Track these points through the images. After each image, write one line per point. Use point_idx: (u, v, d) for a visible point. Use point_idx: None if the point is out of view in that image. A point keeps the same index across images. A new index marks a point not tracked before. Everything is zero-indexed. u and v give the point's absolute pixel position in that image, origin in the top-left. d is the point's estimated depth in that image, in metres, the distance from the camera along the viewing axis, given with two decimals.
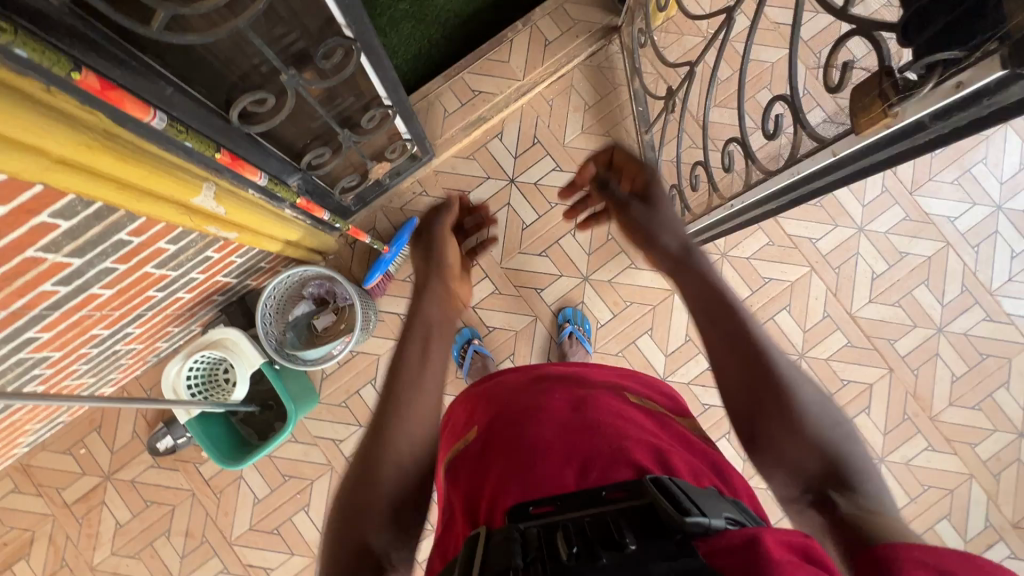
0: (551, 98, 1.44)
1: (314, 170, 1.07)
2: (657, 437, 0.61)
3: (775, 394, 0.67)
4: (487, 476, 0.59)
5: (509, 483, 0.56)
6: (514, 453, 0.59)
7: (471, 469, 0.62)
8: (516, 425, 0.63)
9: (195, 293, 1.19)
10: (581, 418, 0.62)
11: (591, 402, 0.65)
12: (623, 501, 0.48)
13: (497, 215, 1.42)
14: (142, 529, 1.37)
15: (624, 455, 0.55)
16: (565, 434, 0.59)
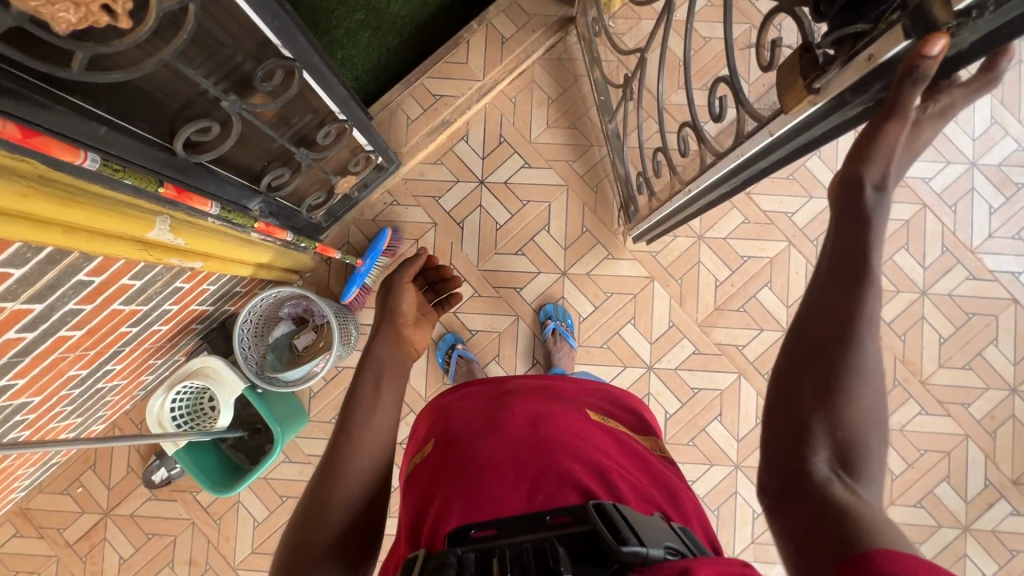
0: (514, 95, 1.44)
1: (275, 191, 1.06)
2: (612, 456, 0.63)
3: (843, 382, 0.49)
4: (435, 495, 0.60)
5: (453, 505, 0.56)
6: (463, 473, 0.60)
7: (422, 487, 0.63)
8: (469, 443, 0.64)
9: (172, 324, 1.19)
10: (535, 437, 0.63)
11: (547, 419, 0.66)
12: (566, 528, 0.50)
13: (470, 218, 1.42)
14: (145, 562, 1.38)
15: (574, 479, 0.57)
16: (516, 454, 0.60)
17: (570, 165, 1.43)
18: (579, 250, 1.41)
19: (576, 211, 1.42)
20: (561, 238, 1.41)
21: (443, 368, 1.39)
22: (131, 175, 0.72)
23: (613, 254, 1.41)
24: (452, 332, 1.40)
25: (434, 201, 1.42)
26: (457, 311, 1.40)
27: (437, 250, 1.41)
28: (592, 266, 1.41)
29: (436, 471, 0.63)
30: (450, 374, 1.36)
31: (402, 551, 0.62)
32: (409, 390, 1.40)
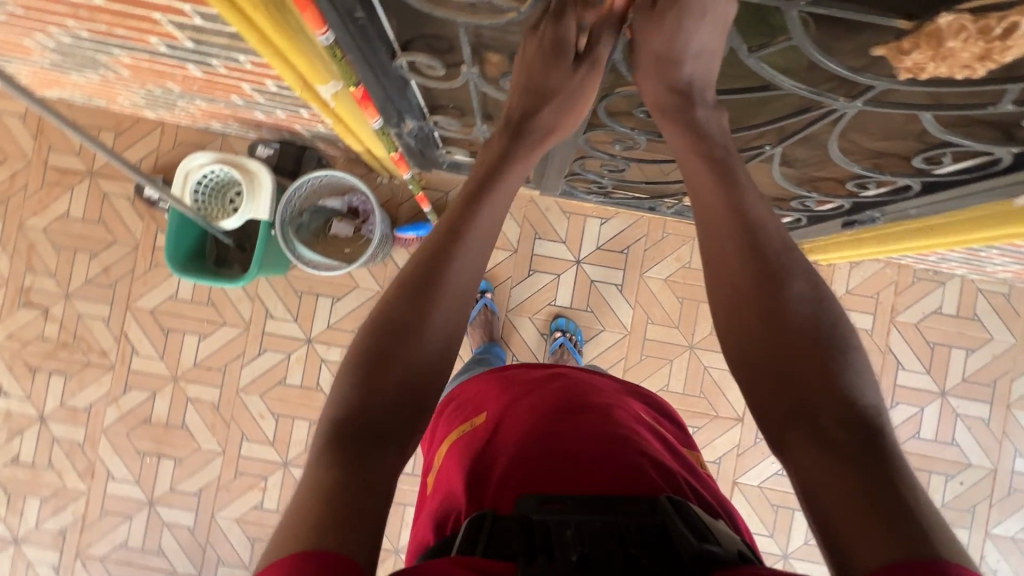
0: (669, 232, 1.40)
1: (436, 127, 1.06)
2: (645, 448, 0.73)
3: (770, 314, 0.51)
4: (496, 462, 0.72)
5: (506, 480, 0.69)
6: (512, 450, 0.72)
7: (478, 450, 0.76)
8: (516, 425, 0.76)
9: (270, 119, 1.19)
10: (590, 427, 0.74)
11: (582, 410, 0.78)
12: (643, 516, 0.58)
13: (542, 275, 1.41)
14: (78, 233, 1.41)
15: (618, 464, 0.69)
16: (558, 439, 0.72)
17: (647, 322, 1.40)
18: None
19: (612, 356, 1.40)
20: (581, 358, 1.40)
21: None
22: (342, 61, 0.75)
23: None
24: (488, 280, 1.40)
25: (532, 234, 1.41)
26: (508, 308, 1.41)
27: (496, 269, 1.41)
28: None
29: (491, 440, 0.76)
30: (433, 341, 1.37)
31: (456, 499, 0.72)
32: None
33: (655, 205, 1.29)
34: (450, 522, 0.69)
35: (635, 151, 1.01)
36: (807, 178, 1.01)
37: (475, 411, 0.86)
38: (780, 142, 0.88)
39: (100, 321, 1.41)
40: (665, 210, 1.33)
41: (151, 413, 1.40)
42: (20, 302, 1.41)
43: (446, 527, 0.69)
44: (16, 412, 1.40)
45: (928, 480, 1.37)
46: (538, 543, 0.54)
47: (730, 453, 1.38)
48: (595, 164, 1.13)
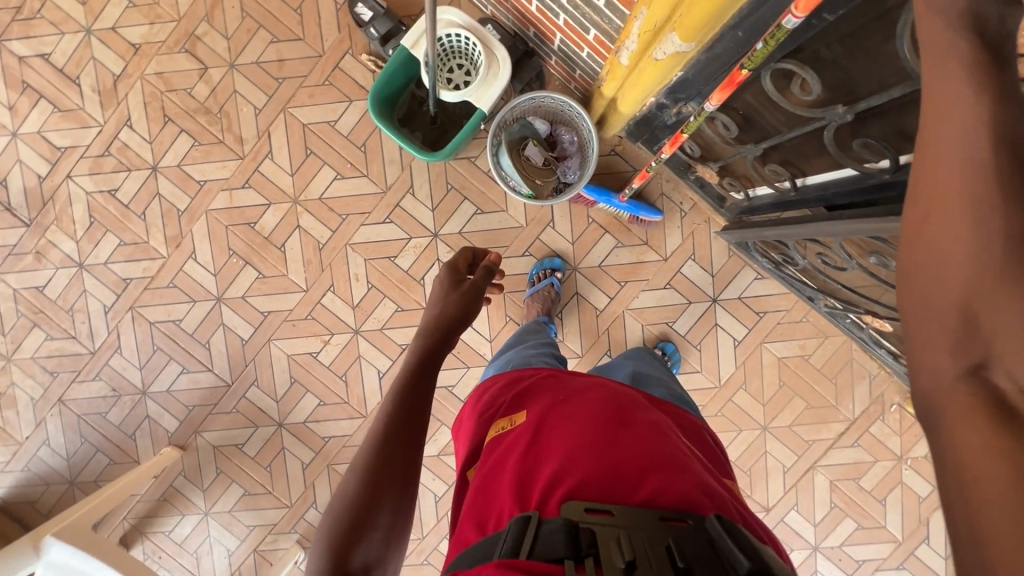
0: (808, 319, 1.38)
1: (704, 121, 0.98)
2: (690, 463, 0.66)
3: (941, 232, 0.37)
4: (540, 463, 0.65)
5: (546, 478, 0.63)
6: (558, 449, 0.66)
7: (518, 446, 0.69)
8: (565, 425, 0.70)
9: (535, 14, 1.10)
10: (632, 436, 0.67)
11: (628, 420, 0.70)
12: (689, 534, 0.54)
13: (675, 293, 1.38)
14: (271, 11, 1.31)
15: (656, 474, 0.62)
16: (604, 442, 0.66)
17: (740, 387, 1.40)
18: None
19: (693, 399, 1.41)
20: None
21: (529, 278, 1.36)
22: (769, 47, 0.63)
23: None
24: (561, 260, 1.37)
25: (688, 251, 1.36)
26: (628, 307, 1.38)
27: (637, 266, 1.37)
28: None
29: (533, 435, 0.70)
30: (530, 287, 1.33)
31: (497, 494, 0.65)
32: None
33: (816, 297, 1.25)
34: (493, 522, 0.62)
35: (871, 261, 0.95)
36: None
37: (513, 407, 0.80)
38: None
39: (250, 108, 1.34)
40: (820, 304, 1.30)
41: (257, 220, 1.36)
42: (183, 47, 1.33)
43: (487, 528, 0.62)
44: (133, 150, 1.35)
45: None
46: (586, 546, 0.51)
47: None
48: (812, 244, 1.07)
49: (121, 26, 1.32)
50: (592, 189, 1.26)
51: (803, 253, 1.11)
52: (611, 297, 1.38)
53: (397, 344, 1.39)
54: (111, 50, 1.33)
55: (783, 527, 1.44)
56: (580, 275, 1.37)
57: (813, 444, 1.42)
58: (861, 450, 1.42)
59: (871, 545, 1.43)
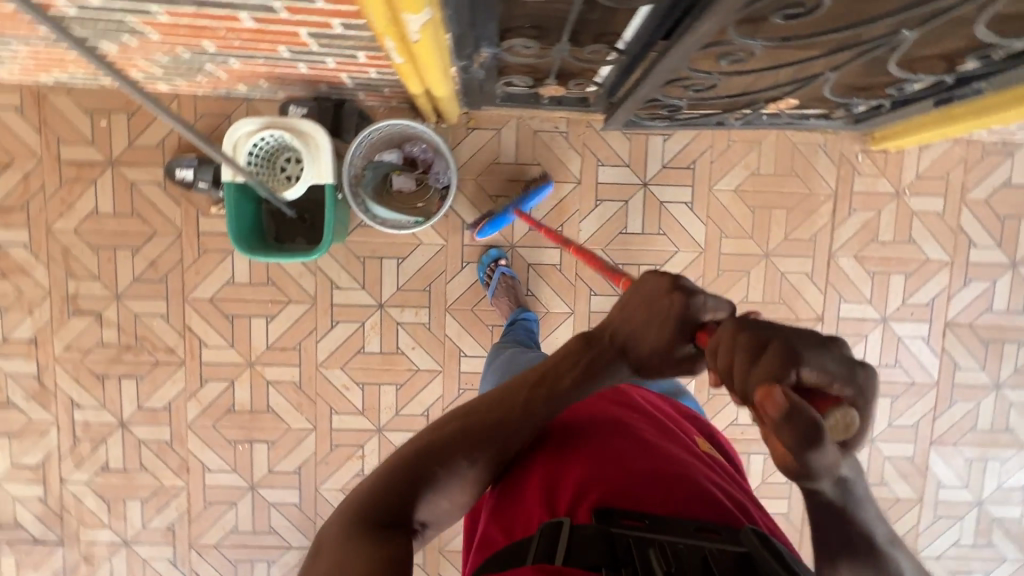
0: (734, 140, 1.35)
1: (507, 53, 0.97)
2: (717, 474, 0.71)
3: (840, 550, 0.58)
4: (566, 464, 0.67)
5: (574, 487, 0.64)
6: (584, 456, 0.68)
7: (542, 444, 0.71)
8: (593, 425, 0.72)
9: (311, 72, 1.08)
10: (662, 447, 0.71)
11: (657, 432, 0.74)
12: (723, 544, 0.58)
13: (609, 203, 1.36)
14: (114, 231, 1.32)
15: (689, 483, 0.66)
16: (630, 450, 0.68)
17: (722, 237, 1.38)
18: None
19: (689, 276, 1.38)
20: None
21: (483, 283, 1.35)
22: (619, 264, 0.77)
23: None
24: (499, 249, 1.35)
25: (593, 161, 1.34)
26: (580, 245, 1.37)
27: (561, 204, 1.35)
28: None
29: (560, 435, 0.71)
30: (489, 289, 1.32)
31: (519, 491, 0.66)
32: (441, 291, 1.36)
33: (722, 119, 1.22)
34: (518, 526, 0.63)
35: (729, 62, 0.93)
36: (915, 65, 0.94)
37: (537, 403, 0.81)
38: (920, 26, 0.75)
39: (159, 319, 1.34)
40: (732, 122, 1.27)
41: (232, 402, 1.37)
42: (69, 312, 1.34)
43: (510, 531, 0.63)
44: (94, 422, 1.37)
45: (1000, 350, 1.43)
46: (621, 557, 0.55)
47: None
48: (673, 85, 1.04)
49: (9, 333, 1.34)
50: (490, 219, 1.27)
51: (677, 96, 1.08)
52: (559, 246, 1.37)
53: (420, 415, 1.39)
54: (16, 358, 1.34)
55: (845, 322, 1.41)
56: (521, 248, 1.35)
57: (818, 236, 1.39)
58: (861, 212, 1.39)
59: (928, 283, 1.40)
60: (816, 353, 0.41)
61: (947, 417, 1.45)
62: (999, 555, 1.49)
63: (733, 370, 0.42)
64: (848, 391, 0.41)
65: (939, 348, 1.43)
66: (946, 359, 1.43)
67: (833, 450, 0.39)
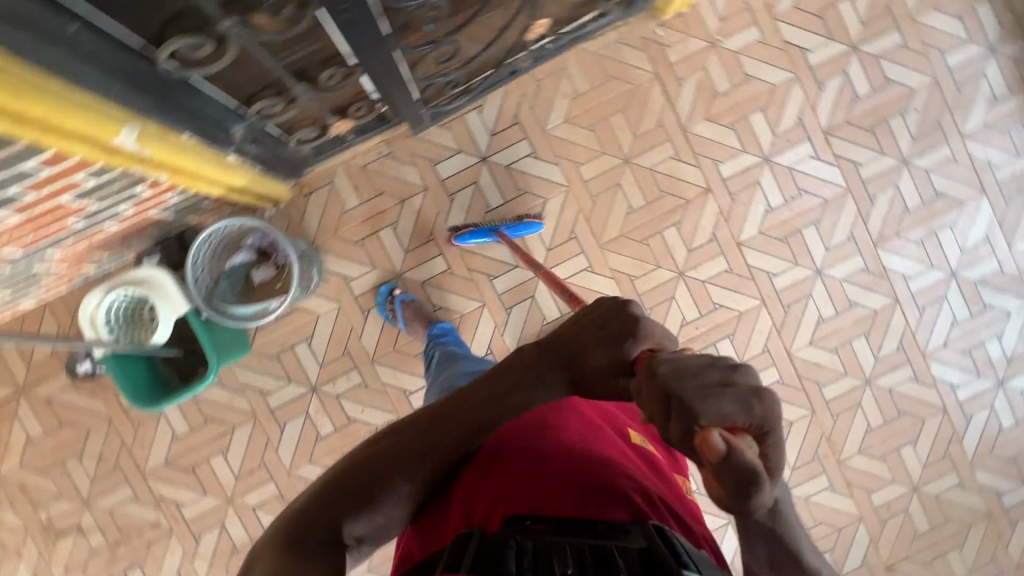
0: (541, 78, 1.37)
1: (263, 119, 1.00)
2: (641, 474, 0.70)
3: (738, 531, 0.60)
4: (488, 476, 0.68)
5: (490, 501, 0.65)
6: (507, 466, 0.68)
7: (468, 459, 0.72)
8: (521, 434, 0.73)
9: (125, 225, 1.12)
10: (587, 449, 0.71)
11: (586, 433, 0.74)
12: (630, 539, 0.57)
13: (462, 192, 1.37)
14: (54, 447, 1.36)
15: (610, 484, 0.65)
16: (552, 458, 0.69)
17: (578, 167, 1.38)
18: (561, 254, 1.39)
19: (569, 217, 1.39)
20: (547, 237, 1.39)
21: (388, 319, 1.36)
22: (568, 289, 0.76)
23: (593, 268, 1.40)
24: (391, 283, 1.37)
25: (429, 165, 1.37)
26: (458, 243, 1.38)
27: (421, 216, 1.37)
28: (569, 273, 1.40)
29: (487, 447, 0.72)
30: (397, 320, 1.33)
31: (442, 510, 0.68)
32: (359, 347, 1.38)
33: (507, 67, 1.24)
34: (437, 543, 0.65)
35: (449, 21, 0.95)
36: None
37: None
38: None
39: (131, 503, 1.38)
40: (523, 64, 1.29)
41: (232, 542, 1.39)
42: (53, 538, 1.37)
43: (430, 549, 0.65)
44: None
45: (888, 129, 1.41)
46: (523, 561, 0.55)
47: (718, 223, 1.40)
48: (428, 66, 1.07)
49: None
50: (472, 228, 1.32)
51: (442, 72, 1.11)
52: (440, 253, 1.38)
53: None
54: None
55: (732, 181, 1.40)
56: (407, 273, 1.37)
57: (663, 120, 1.39)
58: (690, 77, 1.38)
59: (787, 106, 1.39)
60: (711, 402, 0.47)
61: (876, 214, 1.42)
62: (1001, 312, 1.44)
63: (656, 419, 0.49)
64: (753, 422, 0.48)
65: (832, 157, 1.41)
66: (844, 163, 1.41)
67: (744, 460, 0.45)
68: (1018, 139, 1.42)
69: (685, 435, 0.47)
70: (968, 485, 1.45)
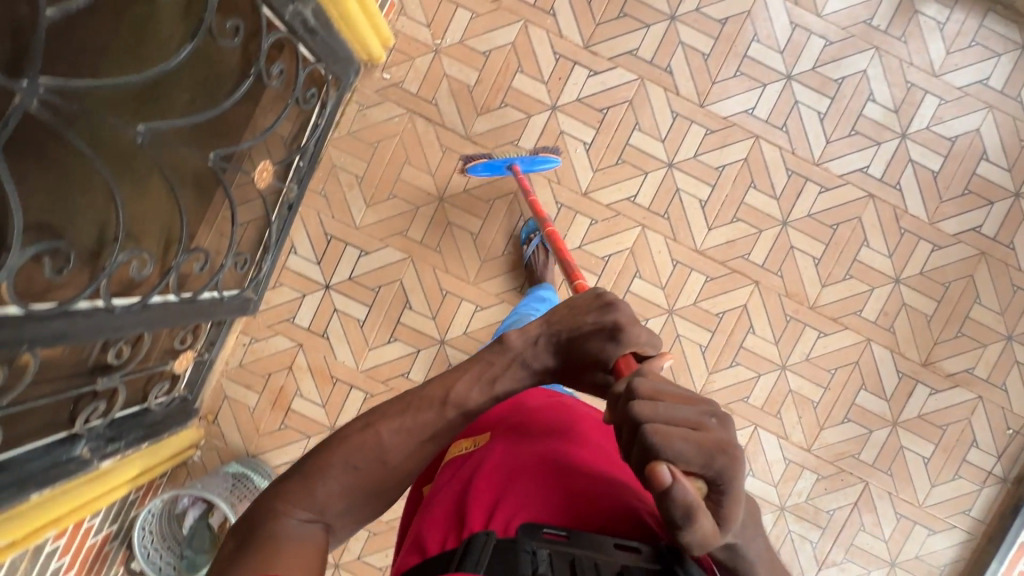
0: (322, 188, 1.37)
1: (100, 420, 1.03)
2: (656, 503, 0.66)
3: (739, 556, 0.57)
4: (508, 487, 0.62)
5: (510, 506, 0.60)
6: (531, 477, 0.63)
7: (487, 460, 0.67)
8: (546, 443, 0.68)
9: (76, 566, 1.15)
10: (615, 467, 0.66)
11: (608, 448, 0.70)
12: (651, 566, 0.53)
13: (330, 326, 1.38)
14: None
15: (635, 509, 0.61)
16: (580, 469, 0.64)
17: (407, 234, 1.37)
18: (447, 314, 1.38)
19: (430, 279, 1.37)
20: (425, 308, 1.38)
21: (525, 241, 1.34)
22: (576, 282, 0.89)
23: (481, 305, 1.38)
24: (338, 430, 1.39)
25: (290, 324, 1.38)
26: (359, 367, 1.39)
27: (314, 369, 1.39)
28: (465, 324, 1.38)
29: (508, 454, 0.67)
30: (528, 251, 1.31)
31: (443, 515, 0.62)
32: None
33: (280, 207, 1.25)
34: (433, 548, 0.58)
35: (171, 245, 0.96)
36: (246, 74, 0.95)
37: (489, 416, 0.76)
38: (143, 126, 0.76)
39: None
40: (294, 194, 1.29)
41: None
42: None
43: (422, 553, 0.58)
44: None
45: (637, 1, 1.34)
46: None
47: (555, 190, 1.36)
48: (200, 275, 1.08)
49: None
50: (484, 159, 1.25)
51: (220, 265, 1.12)
52: (350, 386, 1.39)
53: None
54: None
55: (541, 147, 1.35)
56: (337, 423, 1.37)
57: (445, 143, 1.36)
58: (440, 92, 1.35)
59: (536, 51, 1.34)
60: (672, 440, 0.48)
61: (682, 78, 1.35)
62: (858, 75, 1.34)
63: (622, 432, 0.51)
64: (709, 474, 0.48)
65: (608, 62, 1.35)
66: (622, 59, 1.35)
67: (687, 493, 0.46)
68: None
69: (642, 458, 0.49)
70: (942, 243, 1.36)
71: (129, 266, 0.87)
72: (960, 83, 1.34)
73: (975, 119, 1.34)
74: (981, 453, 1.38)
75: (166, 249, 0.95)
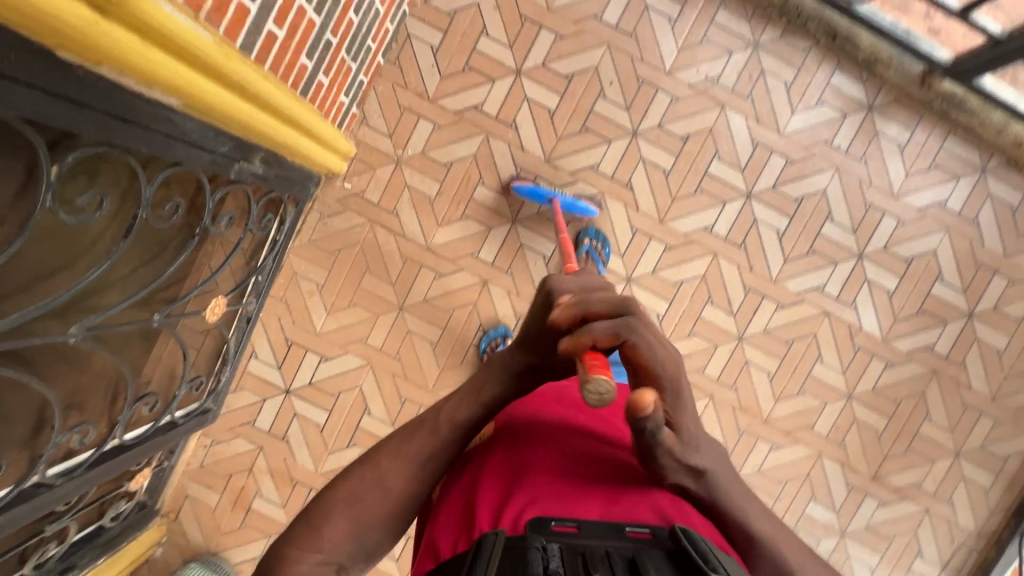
0: (283, 295, 1.37)
1: (52, 557, 1.06)
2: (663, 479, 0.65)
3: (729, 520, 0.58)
4: (515, 479, 0.60)
5: (521, 500, 0.57)
6: (536, 469, 0.61)
7: (490, 454, 0.64)
8: (549, 432, 0.65)
9: None
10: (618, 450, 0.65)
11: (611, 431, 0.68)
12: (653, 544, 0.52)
13: (290, 430, 1.40)
14: None
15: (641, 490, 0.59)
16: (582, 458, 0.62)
17: (367, 342, 1.38)
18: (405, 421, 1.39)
19: (389, 386, 1.39)
20: (383, 415, 1.39)
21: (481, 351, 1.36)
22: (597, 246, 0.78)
23: None
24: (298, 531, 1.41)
25: (250, 427, 1.40)
26: (318, 469, 1.40)
27: (274, 471, 1.41)
28: None
29: (511, 445, 0.64)
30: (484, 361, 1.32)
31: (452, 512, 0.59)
32: None
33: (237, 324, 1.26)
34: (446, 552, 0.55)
35: (117, 400, 0.97)
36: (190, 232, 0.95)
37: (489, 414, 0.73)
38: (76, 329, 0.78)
39: None
40: (253, 306, 1.29)
41: None
42: None
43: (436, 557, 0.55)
44: None
45: (600, 116, 1.33)
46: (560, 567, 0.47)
47: (513, 301, 1.37)
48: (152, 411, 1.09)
49: None
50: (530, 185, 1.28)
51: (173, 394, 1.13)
52: (309, 488, 1.40)
53: None
54: None
55: (500, 259, 1.36)
56: None
57: (406, 253, 1.36)
58: (401, 201, 1.35)
59: (498, 164, 1.34)
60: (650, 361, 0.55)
61: (642, 194, 1.35)
62: (817, 195, 1.35)
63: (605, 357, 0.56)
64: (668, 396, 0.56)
65: (570, 176, 1.34)
66: (584, 174, 1.34)
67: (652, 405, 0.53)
68: (719, 38, 1.32)
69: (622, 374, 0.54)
70: (894, 361, 1.38)
71: (71, 437, 0.89)
72: (919, 204, 1.35)
73: (932, 241, 1.35)
74: (926, 563, 1.42)
75: (111, 405, 0.96)
